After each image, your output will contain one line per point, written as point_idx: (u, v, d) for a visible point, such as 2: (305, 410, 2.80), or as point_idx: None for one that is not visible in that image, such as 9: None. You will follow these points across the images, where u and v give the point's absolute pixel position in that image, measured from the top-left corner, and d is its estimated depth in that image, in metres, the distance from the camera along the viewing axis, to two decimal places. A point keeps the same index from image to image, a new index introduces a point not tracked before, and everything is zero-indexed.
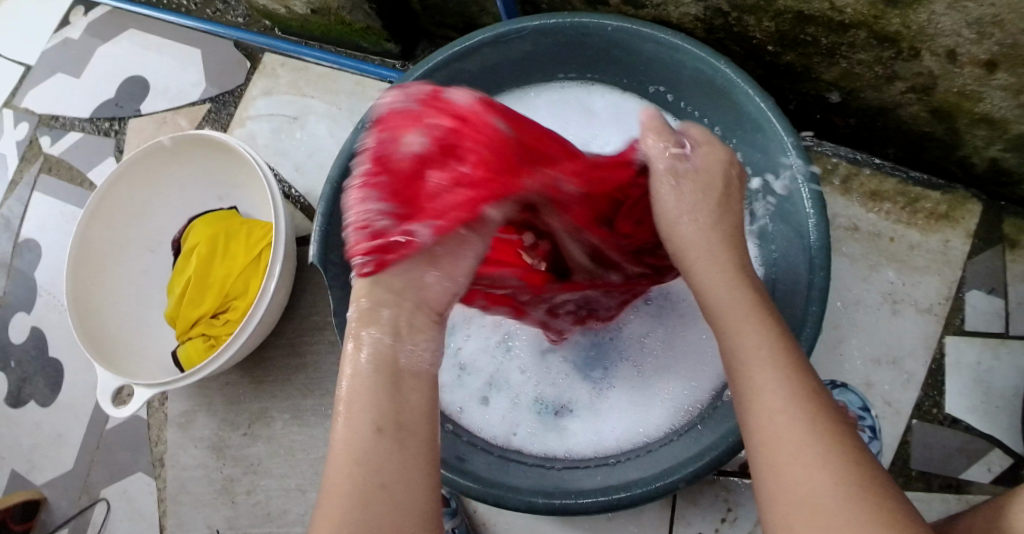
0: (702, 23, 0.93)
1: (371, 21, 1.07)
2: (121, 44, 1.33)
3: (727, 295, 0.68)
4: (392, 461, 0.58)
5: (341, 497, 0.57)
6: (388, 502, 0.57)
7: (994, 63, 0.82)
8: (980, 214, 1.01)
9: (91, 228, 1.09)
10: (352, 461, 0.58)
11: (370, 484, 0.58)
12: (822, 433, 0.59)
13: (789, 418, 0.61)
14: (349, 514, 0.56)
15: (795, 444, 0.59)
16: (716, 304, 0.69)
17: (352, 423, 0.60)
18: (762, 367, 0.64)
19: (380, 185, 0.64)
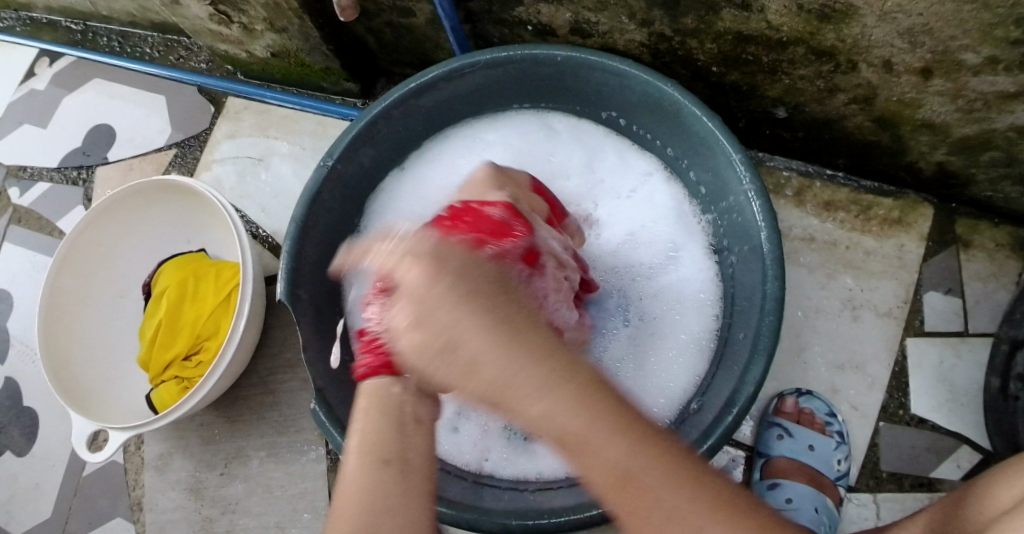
0: (647, 48, 0.95)
1: (329, 62, 1.09)
2: (86, 94, 1.34)
3: (558, 415, 0.55)
4: (393, 491, 0.59)
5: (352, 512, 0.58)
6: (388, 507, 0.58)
7: (929, 70, 0.85)
8: (932, 217, 1.04)
9: (60, 275, 1.09)
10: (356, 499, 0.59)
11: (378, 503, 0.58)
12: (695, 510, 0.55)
13: (663, 501, 0.55)
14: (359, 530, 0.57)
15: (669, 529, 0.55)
16: (553, 424, 0.55)
17: (361, 444, 0.61)
18: (602, 460, 0.55)
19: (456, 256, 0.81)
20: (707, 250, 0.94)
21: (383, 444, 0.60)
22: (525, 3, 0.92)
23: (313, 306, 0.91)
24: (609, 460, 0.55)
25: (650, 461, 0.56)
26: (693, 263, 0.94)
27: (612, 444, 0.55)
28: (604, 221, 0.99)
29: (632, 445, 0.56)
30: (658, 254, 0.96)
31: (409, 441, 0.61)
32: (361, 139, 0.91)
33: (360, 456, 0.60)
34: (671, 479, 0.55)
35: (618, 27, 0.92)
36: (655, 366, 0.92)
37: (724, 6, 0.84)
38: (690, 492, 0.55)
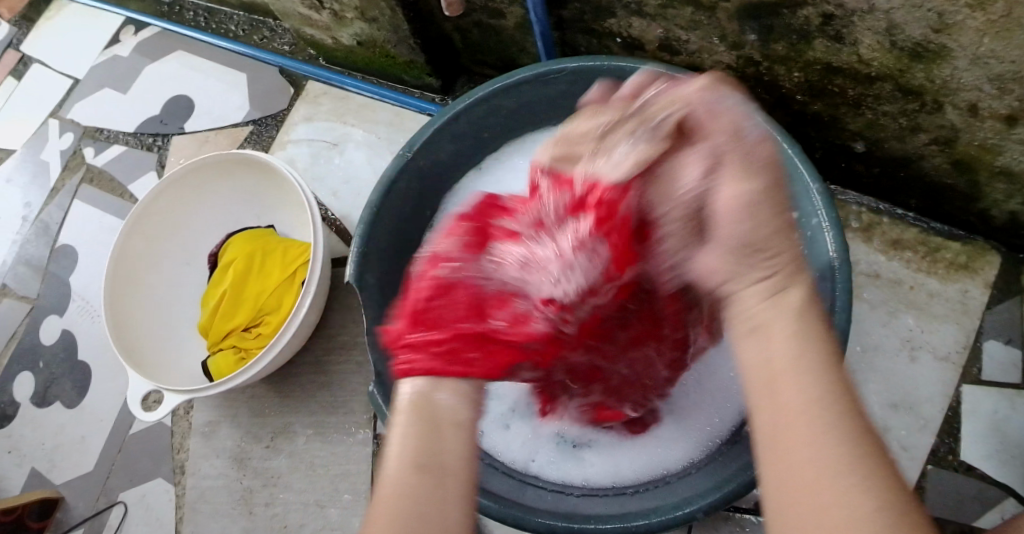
0: (733, 70, 0.96)
1: (414, 56, 1.11)
2: (167, 64, 1.38)
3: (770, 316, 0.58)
4: (433, 499, 0.56)
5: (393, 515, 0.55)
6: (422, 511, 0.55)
7: (1014, 118, 0.84)
8: (999, 266, 1.03)
9: (133, 238, 1.13)
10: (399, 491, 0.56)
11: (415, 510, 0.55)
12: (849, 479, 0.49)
13: (819, 443, 0.51)
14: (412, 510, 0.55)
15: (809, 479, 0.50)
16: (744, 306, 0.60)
17: (400, 449, 0.59)
18: (778, 383, 0.54)
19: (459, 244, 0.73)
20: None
21: (421, 449, 0.58)
22: (617, 15, 0.93)
23: (379, 291, 0.93)
24: (791, 383, 0.54)
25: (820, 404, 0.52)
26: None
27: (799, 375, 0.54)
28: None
29: (816, 388, 0.53)
30: None
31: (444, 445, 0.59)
32: (441, 134, 0.93)
33: (400, 455, 0.58)
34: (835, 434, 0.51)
35: (708, 47, 0.93)
36: (709, 383, 0.92)
37: (817, 36, 0.84)
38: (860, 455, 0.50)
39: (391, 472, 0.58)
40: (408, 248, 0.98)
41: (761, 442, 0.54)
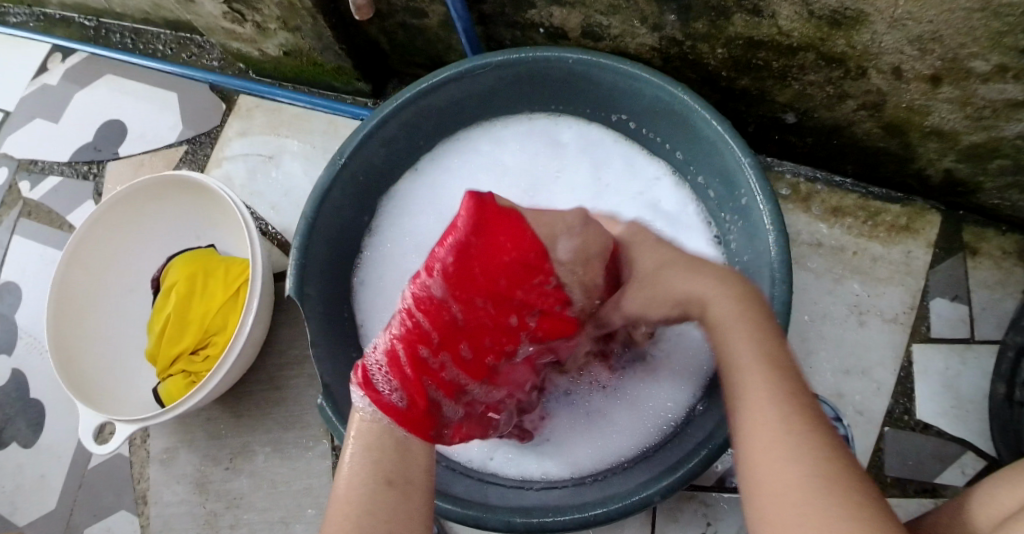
0: (658, 52, 0.96)
1: (341, 62, 1.10)
2: (98, 89, 1.35)
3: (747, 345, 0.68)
4: (390, 509, 0.68)
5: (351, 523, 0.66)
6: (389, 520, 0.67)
7: (938, 78, 0.85)
8: (939, 224, 1.05)
9: (72, 270, 1.10)
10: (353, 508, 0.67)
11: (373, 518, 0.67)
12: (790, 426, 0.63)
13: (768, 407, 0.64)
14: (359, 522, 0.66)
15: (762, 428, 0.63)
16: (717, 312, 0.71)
17: (358, 468, 0.70)
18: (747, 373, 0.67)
19: (410, 341, 0.74)
20: (712, 241, 0.94)
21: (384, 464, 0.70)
22: (537, 6, 0.93)
23: (322, 302, 0.92)
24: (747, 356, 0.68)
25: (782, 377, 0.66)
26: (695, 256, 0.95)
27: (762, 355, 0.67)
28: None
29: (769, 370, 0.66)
30: None
31: (405, 459, 0.71)
32: (373, 138, 0.92)
33: (354, 466, 0.70)
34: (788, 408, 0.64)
35: (630, 31, 0.93)
36: (669, 367, 0.92)
37: (736, 11, 0.85)
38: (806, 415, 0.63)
39: (344, 485, 0.69)
40: (348, 255, 0.97)
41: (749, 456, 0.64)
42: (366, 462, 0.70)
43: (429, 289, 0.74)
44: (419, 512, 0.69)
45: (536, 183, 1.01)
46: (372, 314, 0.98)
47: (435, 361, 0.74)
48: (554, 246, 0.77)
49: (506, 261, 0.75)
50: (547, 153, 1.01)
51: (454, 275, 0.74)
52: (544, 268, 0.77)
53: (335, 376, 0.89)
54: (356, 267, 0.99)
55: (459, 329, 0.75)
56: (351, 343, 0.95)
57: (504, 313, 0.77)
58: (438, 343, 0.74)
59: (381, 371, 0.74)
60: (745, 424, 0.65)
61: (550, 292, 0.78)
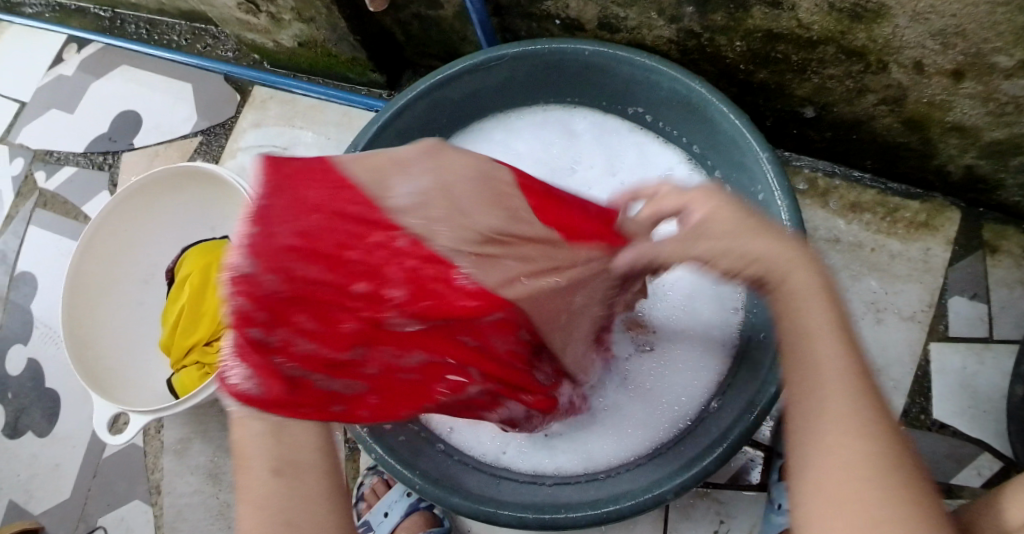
0: (675, 45, 0.95)
1: (356, 53, 1.10)
2: (113, 80, 1.35)
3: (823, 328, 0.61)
4: (294, 498, 0.62)
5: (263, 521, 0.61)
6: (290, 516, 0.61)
7: (960, 73, 0.84)
8: (959, 221, 1.03)
9: (86, 261, 1.11)
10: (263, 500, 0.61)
11: (279, 511, 0.61)
12: (854, 428, 0.57)
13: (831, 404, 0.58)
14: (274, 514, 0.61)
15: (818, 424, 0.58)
16: (796, 284, 0.62)
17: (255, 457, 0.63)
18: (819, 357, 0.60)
19: (254, 323, 0.61)
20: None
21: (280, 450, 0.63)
22: None
23: None
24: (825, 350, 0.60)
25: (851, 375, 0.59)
26: None
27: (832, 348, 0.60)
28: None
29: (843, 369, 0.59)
30: None
31: (290, 446, 0.64)
32: (388, 130, 0.91)
33: (254, 456, 0.63)
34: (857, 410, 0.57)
35: (647, 23, 0.92)
36: (681, 361, 0.92)
37: (755, 4, 0.84)
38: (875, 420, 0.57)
39: (249, 481, 0.63)
40: None
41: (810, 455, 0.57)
42: (261, 448, 0.63)
43: (232, 265, 0.60)
44: (325, 490, 0.63)
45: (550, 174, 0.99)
46: None
47: (272, 343, 0.61)
48: (388, 193, 0.64)
49: (346, 220, 0.63)
50: (561, 143, 0.99)
51: (309, 244, 0.62)
52: (390, 231, 0.63)
53: None
54: None
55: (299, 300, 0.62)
56: None
57: (347, 278, 0.62)
58: (268, 321, 0.61)
59: (231, 363, 0.62)
60: (818, 414, 0.58)
61: (405, 250, 0.63)
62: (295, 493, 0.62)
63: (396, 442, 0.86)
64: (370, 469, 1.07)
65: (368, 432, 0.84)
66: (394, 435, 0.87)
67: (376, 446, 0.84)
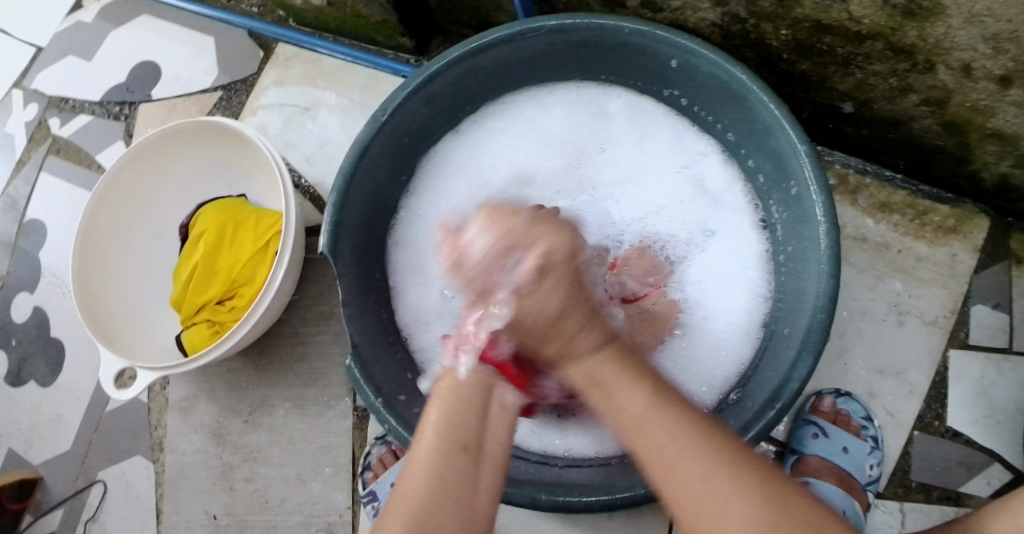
0: (718, 28, 0.93)
1: (386, 15, 1.08)
2: (133, 29, 1.33)
3: (636, 401, 0.66)
4: (465, 474, 0.65)
5: (414, 499, 0.64)
6: (456, 494, 0.65)
7: (1008, 79, 0.82)
8: (987, 228, 1.02)
9: (99, 212, 1.09)
10: (430, 471, 0.65)
11: (437, 497, 0.64)
12: (722, 479, 0.62)
13: (694, 478, 0.62)
14: (425, 496, 0.64)
15: (693, 499, 0.62)
16: (589, 373, 0.67)
17: (438, 427, 0.67)
18: (643, 429, 0.65)
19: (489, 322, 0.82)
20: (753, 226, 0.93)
21: (464, 430, 0.67)
22: None
23: (354, 260, 0.90)
24: (654, 431, 0.64)
25: (687, 425, 0.64)
26: (735, 239, 0.93)
27: (661, 411, 0.65)
28: (631, 203, 0.97)
29: (684, 428, 0.64)
30: (694, 233, 0.95)
31: (485, 432, 0.68)
32: (416, 96, 0.89)
33: (437, 425, 0.68)
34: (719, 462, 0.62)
35: (692, 4, 0.90)
36: (700, 347, 0.91)
37: None
38: (724, 456, 0.63)
39: (422, 448, 0.67)
40: (383, 214, 0.95)
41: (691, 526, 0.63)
42: (440, 422, 0.68)
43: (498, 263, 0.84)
44: (489, 486, 0.67)
45: (579, 152, 0.99)
46: (403, 275, 0.97)
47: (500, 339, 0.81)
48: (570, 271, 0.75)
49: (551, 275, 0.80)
50: (594, 123, 0.98)
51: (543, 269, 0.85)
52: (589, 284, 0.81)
53: (364, 337, 0.87)
54: (392, 228, 0.97)
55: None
56: (381, 304, 0.94)
57: None
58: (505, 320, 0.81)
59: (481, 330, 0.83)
60: (669, 479, 0.63)
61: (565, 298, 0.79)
62: (459, 477, 0.65)
63: (408, 415, 0.85)
64: (377, 438, 1.07)
65: (382, 403, 0.83)
66: (407, 407, 0.86)
67: (389, 417, 0.83)
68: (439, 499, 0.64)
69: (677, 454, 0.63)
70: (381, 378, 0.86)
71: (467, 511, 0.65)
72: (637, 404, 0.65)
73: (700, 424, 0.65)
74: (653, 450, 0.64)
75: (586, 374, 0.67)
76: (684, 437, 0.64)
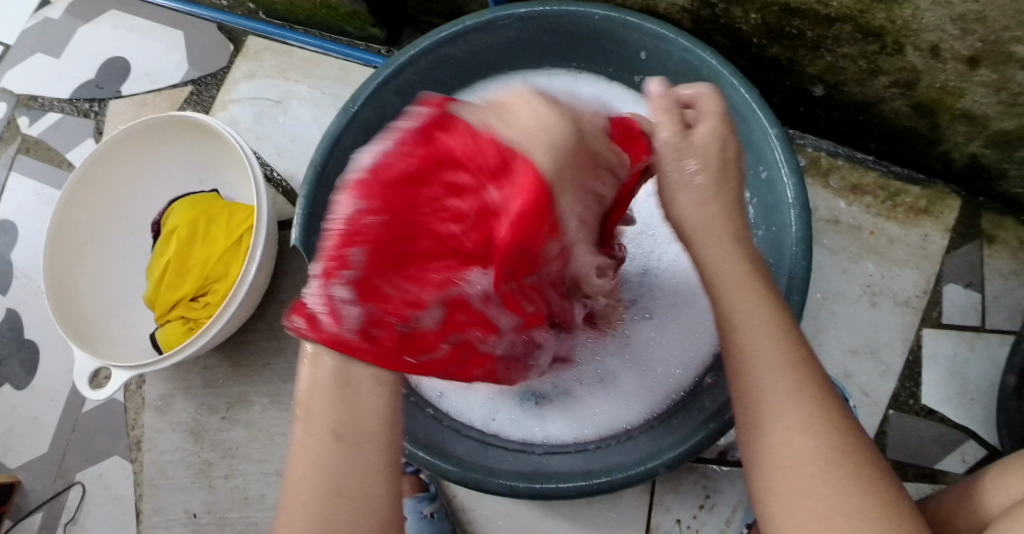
0: (689, 13, 0.93)
1: (357, 6, 1.07)
2: (102, 25, 1.31)
3: (748, 312, 0.66)
4: (344, 464, 0.59)
5: (305, 500, 0.59)
6: (341, 485, 0.59)
7: (976, 60, 0.82)
8: (959, 209, 1.03)
9: (70, 209, 1.07)
10: (309, 469, 0.59)
11: (324, 493, 0.58)
12: (803, 404, 0.61)
13: (785, 398, 0.62)
14: (310, 503, 0.59)
15: (775, 429, 0.61)
16: (718, 272, 0.68)
17: (306, 425, 0.61)
18: (751, 342, 0.65)
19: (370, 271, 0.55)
20: None
21: (330, 418, 0.60)
22: None
23: None
24: (762, 343, 0.64)
25: (784, 351, 0.64)
26: None
27: (768, 332, 0.65)
28: None
29: (779, 348, 0.64)
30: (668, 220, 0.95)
31: (358, 403, 0.61)
32: (387, 87, 0.89)
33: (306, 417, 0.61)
34: (815, 419, 0.61)
35: None
36: (674, 329, 0.91)
37: None
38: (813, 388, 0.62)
39: (300, 448, 0.60)
40: None
41: (760, 450, 0.62)
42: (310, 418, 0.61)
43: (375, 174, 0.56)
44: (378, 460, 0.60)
45: None
46: None
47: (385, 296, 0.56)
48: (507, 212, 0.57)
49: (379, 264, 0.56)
50: None
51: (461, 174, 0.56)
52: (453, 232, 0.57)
53: None
54: None
55: (376, 267, 0.56)
56: None
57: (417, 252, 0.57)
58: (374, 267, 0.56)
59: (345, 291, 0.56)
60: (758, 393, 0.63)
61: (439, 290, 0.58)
62: (340, 466, 0.59)
63: None
64: None
65: None
66: None
67: None
68: (327, 500, 0.58)
69: (771, 368, 0.63)
70: None
71: (357, 498, 0.59)
72: (758, 311, 0.66)
73: (797, 353, 0.64)
74: (751, 362, 0.64)
75: (729, 267, 0.68)
76: (784, 362, 0.64)
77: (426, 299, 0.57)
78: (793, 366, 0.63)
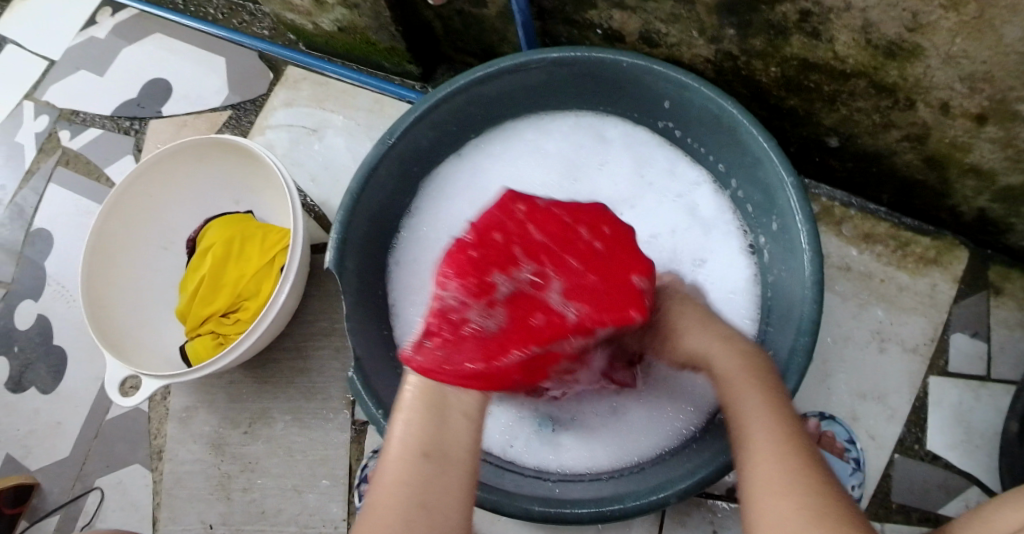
0: (712, 64, 0.98)
1: (395, 42, 1.12)
2: (145, 46, 1.37)
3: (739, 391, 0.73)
4: (433, 483, 0.67)
5: (390, 516, 0.65)
6: (423, 501, 0.66)
7: (984, 117, 0.86)
8: (967, 260, 1.06)
9: (109, 222, 1.12)
10: (400, 484, 0.67)
11: (407, 510, 0.65)
12: (784, 468, 0.66)
13: (767, 463, 0.67)
14: (397, 516, 0.65)
15: (762, 490, 0.66)
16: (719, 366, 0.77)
17: (402, 440, 0.69)
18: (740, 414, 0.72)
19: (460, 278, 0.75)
20: (744, 250, 0.96)
21: (424, 441, 0.69)
22: (599, 7, 0.95)
23: (358, 276, 0.93)
24: (751, 414, 0.71)
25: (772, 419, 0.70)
26: (727, 262, 0.97)
27: (755, 402, 0.72)
28: None
29: (768, 419, 0.70)
30: (690, 257, 0.98)
31: (445, 433, 0.69)
32: (422, 121, 0.93)
33: (404, 441, 0.69)
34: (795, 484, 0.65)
35: (687, 41, 0.95)
36: None
37: (794, 33, 0.86)
38: (795, 453, 0.67)
39: (389, 469, 0.68)
40: (386, 233, 0.99)
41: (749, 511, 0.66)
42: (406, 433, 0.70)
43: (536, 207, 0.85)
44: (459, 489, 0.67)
45: (577, 178, 1.03)
46: (404, 293, 1.00)
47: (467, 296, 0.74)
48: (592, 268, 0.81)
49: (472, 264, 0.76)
50: (591, 149, 1.02)
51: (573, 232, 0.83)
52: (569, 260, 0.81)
53: (366, 350, 0.90)
54: (393, 247, 1.01)
55: (471, 271, 0.76)
56: (381, 320, 0.97)
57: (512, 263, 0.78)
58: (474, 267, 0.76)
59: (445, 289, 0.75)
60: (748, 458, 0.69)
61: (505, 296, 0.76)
62: (428, 484, 0.67)
63: None
64: (374, 451, 1.09)
65: (382, 414, 0.86)
66: None
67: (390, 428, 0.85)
68: (410, 516, 0.65)
69: (753, 437, 0.70)
70: (381, 390, 0.89)
71: (437, 516, 0.66)
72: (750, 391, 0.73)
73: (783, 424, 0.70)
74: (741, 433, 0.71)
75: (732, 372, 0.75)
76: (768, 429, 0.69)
77: (487, 307, 0.75)
78: (775, 433, 0.69)
